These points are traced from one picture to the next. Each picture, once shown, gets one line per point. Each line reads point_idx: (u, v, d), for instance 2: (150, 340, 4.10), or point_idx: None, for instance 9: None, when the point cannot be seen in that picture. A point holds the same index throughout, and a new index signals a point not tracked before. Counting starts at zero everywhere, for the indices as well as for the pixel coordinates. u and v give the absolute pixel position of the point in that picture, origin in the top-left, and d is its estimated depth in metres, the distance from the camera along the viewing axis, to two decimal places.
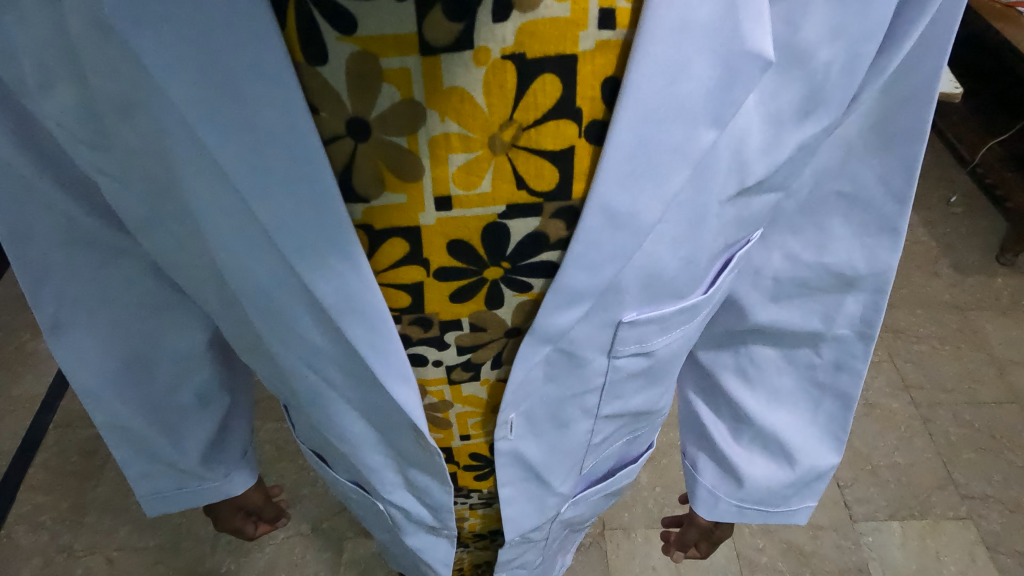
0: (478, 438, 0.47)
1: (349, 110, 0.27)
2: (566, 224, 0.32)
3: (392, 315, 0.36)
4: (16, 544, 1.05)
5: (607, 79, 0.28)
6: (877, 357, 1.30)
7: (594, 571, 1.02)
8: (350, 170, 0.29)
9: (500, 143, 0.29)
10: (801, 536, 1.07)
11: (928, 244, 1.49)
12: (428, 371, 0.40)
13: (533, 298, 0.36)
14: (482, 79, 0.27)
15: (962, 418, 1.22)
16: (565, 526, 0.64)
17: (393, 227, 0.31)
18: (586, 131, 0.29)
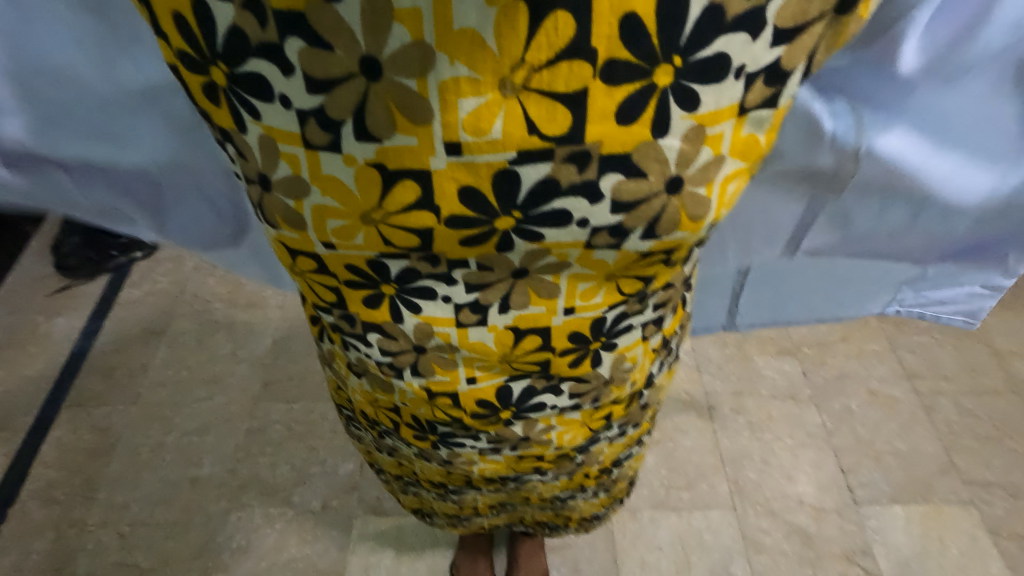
0: (484, 380, 0.49)
1: (364, 49, 0.27)
2: (578, 169, 0.32)
3: (402, 253, 0.37)
4: (28, 517, 1.02)
5: (625, 14, 0.26)
6: (879, 347, 1.33)
7: (602, 556, 1.02)
8: (363, 111, 0.30)
9: (511, 84, 0.28)
10: (806, 518, 1.08)
11: None
12: (437, 310, 0.42)
13: (544, 246, 0.37)
14: (494, 18, 0.26)
15: (964, 407, 1.24)
16: (575, 465, 0.65)
17: (406, 170, 0.32)
18: (601, 71, 0.28)
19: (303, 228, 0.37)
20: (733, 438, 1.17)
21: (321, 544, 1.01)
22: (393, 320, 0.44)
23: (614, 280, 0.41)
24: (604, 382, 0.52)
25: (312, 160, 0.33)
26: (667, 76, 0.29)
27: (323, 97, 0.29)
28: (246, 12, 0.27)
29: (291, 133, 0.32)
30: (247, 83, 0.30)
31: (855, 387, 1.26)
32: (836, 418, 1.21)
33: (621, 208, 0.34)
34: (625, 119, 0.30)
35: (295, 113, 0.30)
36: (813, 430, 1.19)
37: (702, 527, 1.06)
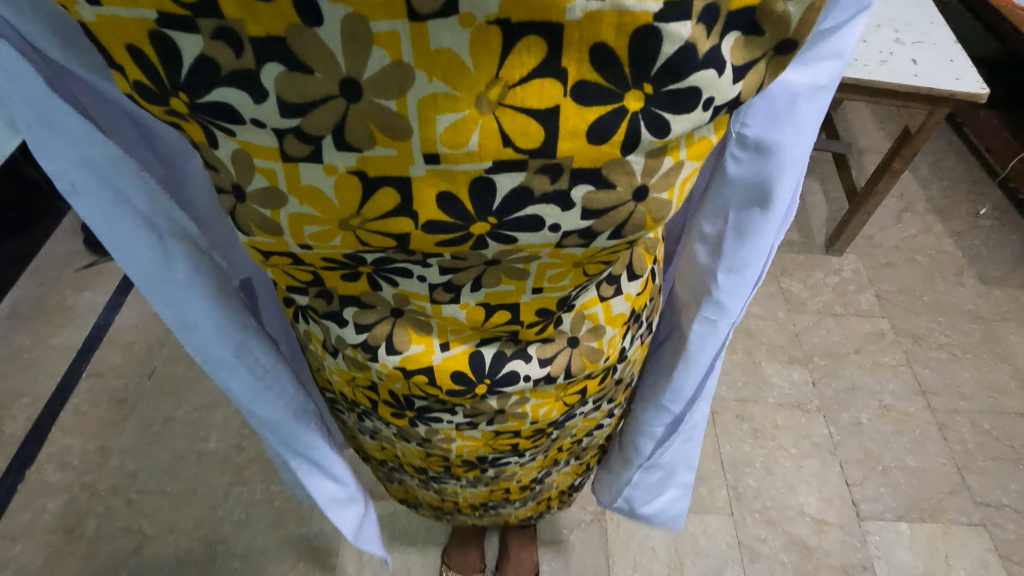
0: (457, 347, 0.49)
1: (344, 70, 0.25)
2: (551, 180, 0.31)
3: (377, 251, 0.36)
4: (44, 479, 1.06)
5: (598, 44, 0.26)
6: (895, 361, 1.30)
7: (594, 551, 1.02)
8: (341, 128, 0.28)
9: (486, 102, 0.27)
10: (806, 530, 1.06)
11: (954, 255, 1.52)
12: (411, 287, 0.42)
13: (517, 247, 0.36)
14: (468, 42, 0.25)
15: (980, 426, 1.21)
16: (551, 445, 0.67)
17: (386, 177, 0.30)
18: (572, 90, 0.28)
19: (278, 233, 0.35)
20: (735, 444, 1.15)
21: (318, 522, 1.04)
22: (370, 290, 0.43)
23: (578, 265, 0.42)
24: (571, 344, 0.52)
25: (291, 172, 0.31)
26: (638, 102, 0.29)
27: (300, 117, 0.27)
28: (216, 42, 0.24)
29: (268, 148, 0.29)
30: (213, 111, 0.28)
31: (865, 400, 1.23)
32: (844, 430, 1.19)
33: (592, 213, 0.34)
34: (596, 139, 0.30)
35: (270, 131, 0.28)
36: (819, 440, 1.17)
37: (698, 531, 1.05)
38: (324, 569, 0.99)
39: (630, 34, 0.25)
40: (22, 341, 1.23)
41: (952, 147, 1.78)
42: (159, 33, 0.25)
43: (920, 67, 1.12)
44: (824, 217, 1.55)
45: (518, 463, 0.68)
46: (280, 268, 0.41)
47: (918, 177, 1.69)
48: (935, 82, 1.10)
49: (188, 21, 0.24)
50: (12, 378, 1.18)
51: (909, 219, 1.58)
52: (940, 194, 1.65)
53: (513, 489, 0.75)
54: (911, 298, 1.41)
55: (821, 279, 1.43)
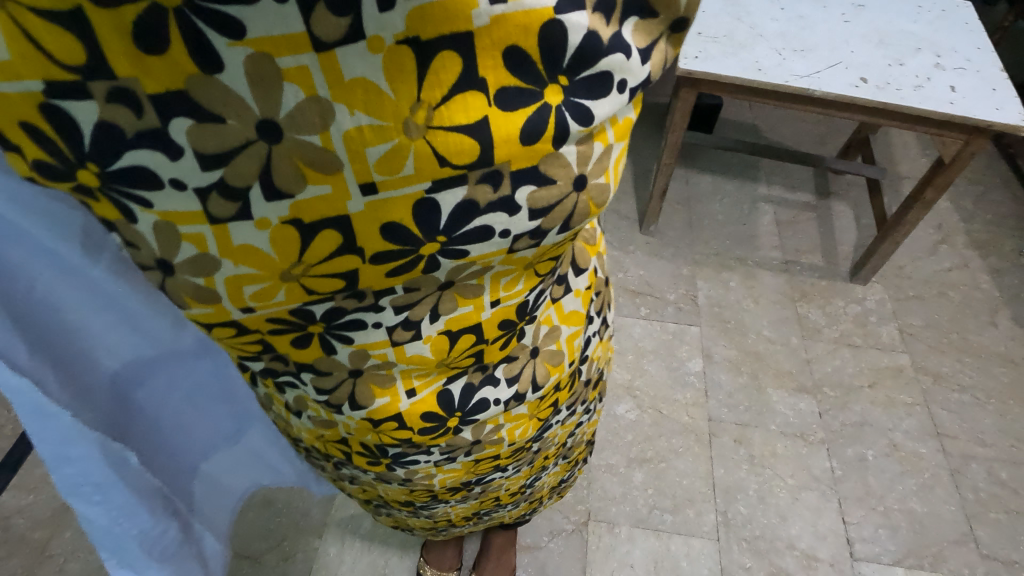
0: (424, 390, 0.45)
1: (259, 115, 0.23)
2: (493, 188, 0.29)
3: (323, 297, 0.33)
4: None
5: (511, 46, 0.25)
6: (911, 400, 1.24)
7: (570, 559, 1.01)
8: (269, 173, 0.25)
9: (414, 127, 0.25)
10: (794, 564, 1.03)
11: (990, 293, 1.44)
12: (368, 337, 0.38)
13: (470, 261, 0.33)
14: (382, 68, 0.23)
15: (997, 476, 1.16)
16: (535, 455, 0.66)
17: (324, 220, 0.28)
18: (496, 99, 0.26)
19: (217, 301, 0.32)
20: (730, 469, 1.13)
21: (304, 504, 1.07)
22: (326, 351, 0.39)
23: (531, 266, 0.38)
24: (532, 355, 0.49)
25: (221, 235, 0.28)
26: (557, 95, 0.27)
27: (222, 169, 0.25)
28: (113, 105, 0.22)
29: (193, 213, 0.27)
30: (127, 178, 0.25)
31: (874, 437, 1.19)
32: (848, 465, 1.15)
33: (538, 213, 0.31)
34: (529, 139, 0.28)
35: (192, 193, 0.26)
36: (819, 473, 1.13)
37: (680, 552, 1.03)
38: (307, 550, 1.03)
39: (537, 32, 0.24)
40: None
41: (1002, 179, 1.69)
42: (50, 104, 0.22)
43: (958, 94, 1.07)
44: (851, 243, 1.50)
45: (500, 479, 0.66)
46: (226, 341, 0.37)
47: (960, 209, 1.61)
48: (970, 110, 1.05)
49: (79, 86, 0.21)
50: None
51: (945, 252, 1.51)
52: (983, 229, 1.57)
53: (503, 499, 0.74)
54: (937, 335, 1.35)
55: (842, 307, 1.38)
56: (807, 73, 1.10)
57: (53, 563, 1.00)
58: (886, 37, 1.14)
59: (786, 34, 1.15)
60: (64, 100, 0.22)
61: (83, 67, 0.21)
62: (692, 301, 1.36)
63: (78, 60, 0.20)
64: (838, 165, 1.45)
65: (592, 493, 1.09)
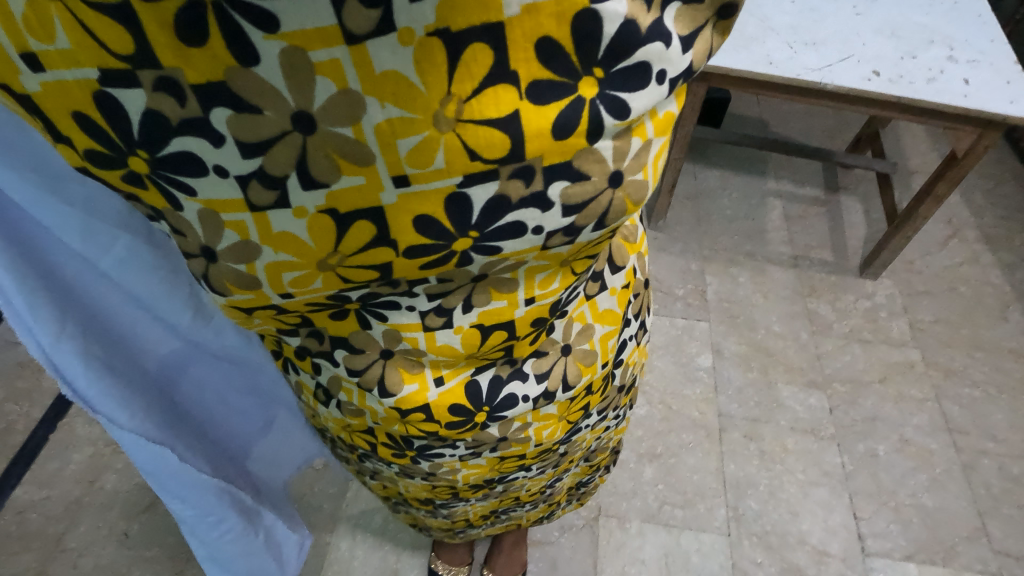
0: (453, 379, 0.45)
1: (294, 105, 0.23)
2: (525, 183, 0.29)
3: (360, 285, 0.33)
4: (73, 432, 1.13)
5: (543, 38, 0.24)
6: (922, 395, 1.24)
7: (581, 553, 1.02)
8: (304, 164, 0.26)
9: (444, 120, 0.25)
10: (805, 559, 1.03)
11: (1001, 288, 1.43)
12: (401, 318, 0.38)
13: (504, 258, 0.33)
14: (413, 61, 0.23)
15: (1009, 471, 1.15)
16: (561, 458, 0.66)
17: (358, 211, 0.28)
18: (528, 93, 0.26)
19: (256, 286, 0.32)
20: (740, 464, 1.12)
21: (316, 499, 1.07)
22: (362, 328, 0.39)
23: (568, 263, 0.38)
24: (564, 353, 0.49)
25: (262, 223, 0.28)
26: (592, 88, 0.27)
27: (261, 158, 0.25)
28: (160, 93, 0.23)
29: (233, 200, 0.28)
30: (172, 163, 0.26)
31: (885, 432, 1.18)
32: (859, 461, 1.14)
33: (572, 209, 0.31)
34: (562, 134, 0.27)
35: (233, 180, 0.26)
36: (829, 468, 1.13)
37: (691, 547, 1.03)
38: (319, 544, 1.03)
39: (571, 21, 0.24)
40: None
41: (1013, 173, 1.68)
42: (105, 92, 0.23)
43: (971, 87, 1.06)
44: (861, 238, 1.49)
45: (525, 479, 0.66)
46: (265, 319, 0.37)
47: (971, 203, 1.60)
48: (985, 103, 1.04)
49: (129, 74, 0.22)
50: None
51: (955, 247, 1.50)
52: (994, 223, 1.56)
53: (522, 500, 0.74)
54: (948, 330, 1.34)
55: (852, 302, 1.37)
56: (819, 66, 1.09)
57: (67, 557, 1.00)
58: (899, 30, 1.13)
59: (798, 27, 1.14)
60: (116, 88, 0.23)
61: (132, 57, 0.22)
62: (701, 297, 1.36)
63: (128, 50, 0.21)
64: (848, 160, 1.44)
65: (602, 488, 1.09)
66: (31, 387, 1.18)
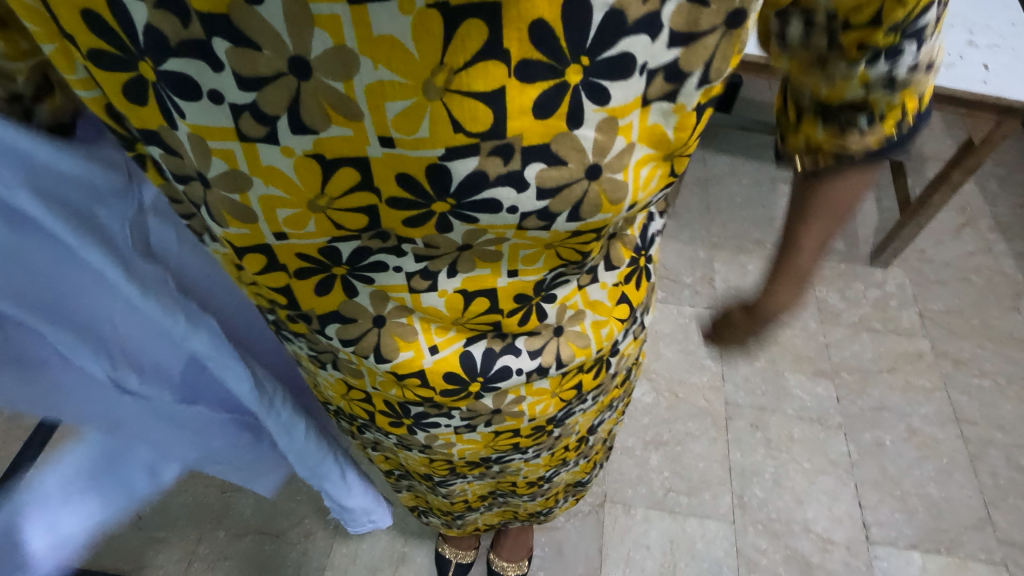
0: (446, 348, 0.44)
1: (291, 50, 0.24)
2: (503, 162, 0.29)
3: (348, 235, 0.33)
4: None
5: (537, 19, 0.24)
6: (931, 385, 1.23)
7: (588, 538, 1.03)
8: (296, 108, 0.26)
9: (433, 88, 0.26)
10: (809, 547, 1.04)
11: (1013, 278, 1.41)
12: (388, 278, 0.37)
13: (483, 228, 0.33)
14: (410, 29, 0.24)
15: (1016, 462, 1.15)
16: (557, 443, 0.65)
17: (343, 157, 0.29)
18: (517, 72, 0.26)
19: (254, 222, 0.33)
20: (746, 452, 1.13)
21: None
22: (348, 296, 0.39)
23: (554, 249, 0.37)
24: (556, 333, 0.47)
25: (250, 154, 0.29)
26: (577, 76, 0.27)
27: (255, 94, 0.26)
28: (160, 11, 0.24)
29: (224, 129, 0.28)
30: (174, 84, 0.26)
31: (892, 421, 1.18)
32: (865, 450, 1.14)
33: (546, 193, 0.30)
34: (543, 113, 0.27)
35: (227, 108, 0.27)
36: (835, 457, 1.13)
37: (696, 534, 1.04)
38: (327, 526, 1.05)
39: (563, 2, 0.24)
40: None
41: None
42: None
43: (991, 73, 1.04)
44: (872, 226, 1.47)
45: (520, 462, 0.66)
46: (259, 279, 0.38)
47: (985, 191, 1.58)
48: (1004, 90, 1.02)
49: None
50: None
51: (967, 235, 1.48)
52: (1008, 212, 1.53)
53: (519, 486, 0.74)
54: (957, 319, 1.33)
55: (861, 291, 1.36)
56: None
57: None
58: None
59: None
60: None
61: None
62: (709, 284, 1.35)
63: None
64: None
65: (609, 476, 1.09)
66: None
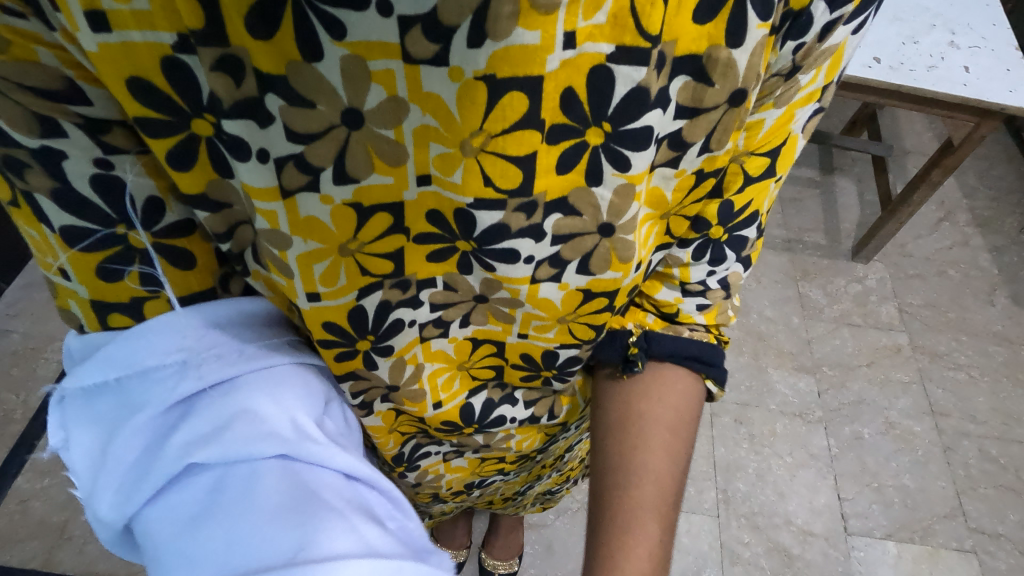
0: (449, 403, 0.45)
1: (345, 102, 0.24)
2: (526, 216, 0.30)
3: (371, 282, 0.32)
4: None
5: (570, 88, 0.25)
6: (908, 378, 1.27)
7: (575, 535, 1.05)
8: (341, 159, 0.26)
9: (469, 147, 0.26)
10: (791, 539, 1.07)
11: (989, 272, 1.45)
12: (401, 340, 0.37)
13: (497, 278, 0.33)
14: (456, 94, 0.24)
15: (988, 453, 1.20)
16: (538, 464, 0.65)
17: (379, 205, 0.28)
18: (548, 136, 0.27)
19: (291, 276, 0.31)
20: (731, 448, 1.15)
21: None
22: (365, 367, 0.38)
23: (567, 322, 0.37)
24: (555, 392, 0.49)
25: (291, 208, 0.27)
26: (597, 138, 0.27)
27: (304, 146, 0.25)
28: (217, 73, 0.23)
29: (269, 188, 0.26)
30: (230, 144, 0.25)
31: (871, 415, 1.22)
32: (845, 444, 1.18)
33: (560, 240, 0.31)
34: (564, 170, 0.28)
35: (272, 164, 0.26)
36: (816, 451, 1.16)
37: (682, 529, 1.07)
38: None
39: (587, 72, 0.25)
40: None
41: (1007, 154, 1.68)
42: (176, 60, 0.23)
43: (971, 75, 1.05)
44: (854, 221, 1.50)
45: (499, 481, 0.66)
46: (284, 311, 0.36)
47: (964, 185, 1.61)
48: (984, 93, 1.03)
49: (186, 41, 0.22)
50: (45, 321, 1.22)
51: (946, 230, 1.51)
52: (985, 206, 1.57)
53: (494, 498, 0.75)
54: (935, 313, 1.37)
55: (842, 286, 1.39)
56: None
57: (73, 544, 1.03)
58: (903, 12, 1.11)
59: None
60: (193, 56, 0.23)
61: (199, 31, 0.21)
62: None
63: (197, 24, 0.21)
64: (844, 143, 1.44)
65: None
66: (26, 375, 1.17)
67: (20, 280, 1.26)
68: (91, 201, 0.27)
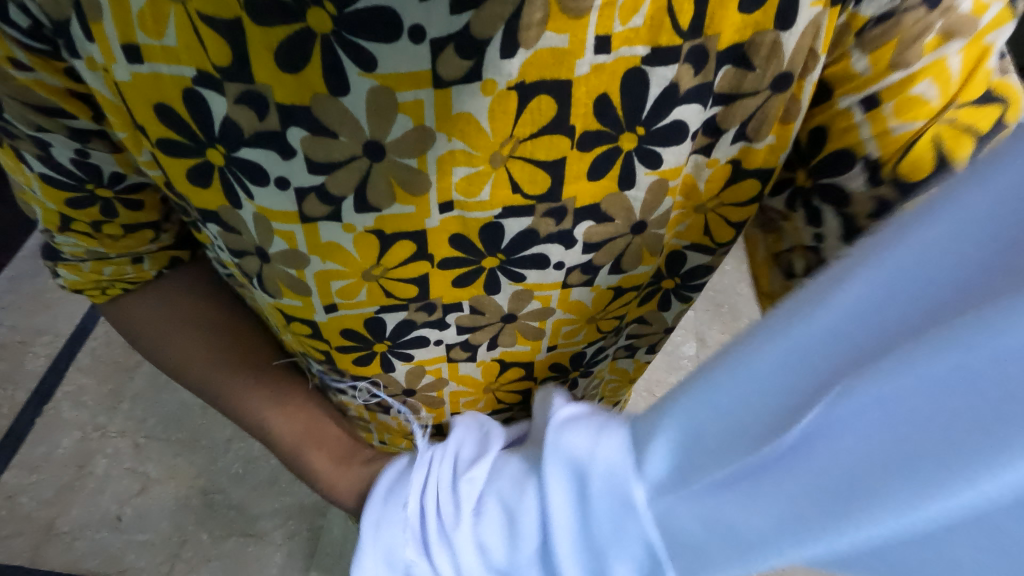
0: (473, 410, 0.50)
1: (368, 134, 0.25)
2: (556, 222, 0.32)
3: (397, 303, 0.35)
4: (59, 416, 1.12)
5: (602, 96, 0.26)
6: None
7: None
8: (363, 187, 0.28)
9: (498, 158, 0.27)
10: None
11: None
12: (425, 354, 0.41)
13: (526, 287, 0.36)
14: (488, 108, 0.25)
15: None
16: None
17: (402, 233, 0.30)
18: (578, 142, 0.28)
19: (308, 294, 0.34)
20: None
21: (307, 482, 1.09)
22: (385, 369, 0.42)
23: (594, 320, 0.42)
24: None
25: (311, 233, 0.30)
26: (630, 142, 0.29)
27: (324, 177, 0.27)
28: (242, 105, 0.24)
29: (288, 213, 0.29)
30: (246, 169, 0.27)
31: None
32: None
33: (592, 245, 0.35)
34: (596, 174, 0.30)
35: (293, 191, 0.28)
36: None
37: None
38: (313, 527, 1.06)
39: (621, 77, 0.26)
40: (44, 280, 1.24)
41: None
42: (195, 91, 0.24)
43: None
44: None
45: None
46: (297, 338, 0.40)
47: None
48: None
49: (216, 81, 0.24)
50: (32, 314, 1.20)
51: None
52: None
53: None
54: None
55: None
56: None
57: (60, 540, 1.02)
58: None
59: None
60: (213, 90, 0.24)
61: (227, 68, 0.23)
62: None
63: (225, 61, 0.23)
64: None
65: None
66: (12, 368, 1.15)
67: (5, 272, 1.23)
68: (68, 168, 0.31)
